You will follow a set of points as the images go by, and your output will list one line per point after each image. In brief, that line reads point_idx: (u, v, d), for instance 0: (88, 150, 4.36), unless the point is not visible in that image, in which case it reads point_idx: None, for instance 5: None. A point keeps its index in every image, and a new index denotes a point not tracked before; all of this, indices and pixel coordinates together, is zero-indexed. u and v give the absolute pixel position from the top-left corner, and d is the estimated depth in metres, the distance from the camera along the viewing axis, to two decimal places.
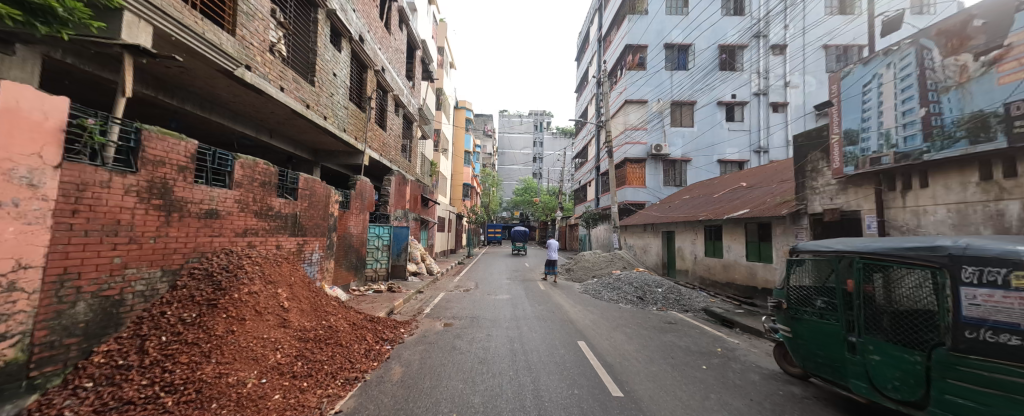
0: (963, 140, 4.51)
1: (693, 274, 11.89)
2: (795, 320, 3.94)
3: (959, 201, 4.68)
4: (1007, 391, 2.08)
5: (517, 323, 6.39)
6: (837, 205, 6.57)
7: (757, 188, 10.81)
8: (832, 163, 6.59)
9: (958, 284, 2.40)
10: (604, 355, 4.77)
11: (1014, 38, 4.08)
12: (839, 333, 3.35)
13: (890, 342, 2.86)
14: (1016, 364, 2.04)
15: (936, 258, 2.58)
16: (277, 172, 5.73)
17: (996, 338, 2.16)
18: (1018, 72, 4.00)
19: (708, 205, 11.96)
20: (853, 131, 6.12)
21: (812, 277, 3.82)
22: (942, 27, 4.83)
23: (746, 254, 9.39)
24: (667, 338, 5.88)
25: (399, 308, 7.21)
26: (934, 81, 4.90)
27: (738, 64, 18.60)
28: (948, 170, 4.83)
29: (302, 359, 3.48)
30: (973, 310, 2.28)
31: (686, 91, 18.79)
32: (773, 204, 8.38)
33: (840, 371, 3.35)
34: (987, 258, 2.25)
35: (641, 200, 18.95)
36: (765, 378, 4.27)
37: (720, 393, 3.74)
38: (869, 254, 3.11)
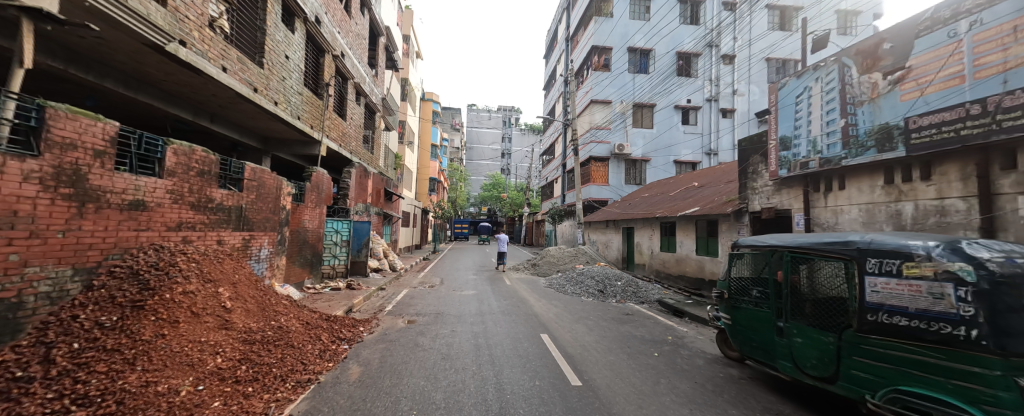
0: (872, 148, 5.18)
1: (650, 267, 12.60)
2: (734, 308, 4.33)
3: (869, 201, 5.36)
4: (900, 366, 2.48)
5: (482, 318, 6.41)
6: (773, 204, 7.26)
7: (707, 188, 11.65)
8: (769, 167, 7.27)
9: (864, 273, 2.78)
10: (566, 346, 4.94)
11: (914, 61, 4.73)
12: (769, 319, 3.75)
13: (809, 326, 3.24)
14: (907, 342, 2.45)
15: (847, 251, 2.97)
16: (218, 160, 5.23)
17: (891, 320, 2.57)
18: (915, 91, 4.67)
19: (664, 203, 12.70)
20: (787, 138, 6.79)
21: (750, 269, 4.22)
22: (859, 48, 5.48)
23: (696, 249, 10.11)
24: (623, 329, 6.20)
25: (359, 306, 6.92)
26: (851, 95, 5.56)
27: (693, 71, 19.83)
28: (860, 175, 5.52)
29: (247, 363, 3.23)
30: (874, 296, 2.69)
31: (646, 94, 19.78)
32: (720, 203, 9.08)
33: (770, 353, 3.74)
34: (886, 251, 2.64)
35: (604, 197, 19.70)
36: (708, 362, 4.65)
37: (669, 378, 4.02)
38: (795, 247, 3.50)
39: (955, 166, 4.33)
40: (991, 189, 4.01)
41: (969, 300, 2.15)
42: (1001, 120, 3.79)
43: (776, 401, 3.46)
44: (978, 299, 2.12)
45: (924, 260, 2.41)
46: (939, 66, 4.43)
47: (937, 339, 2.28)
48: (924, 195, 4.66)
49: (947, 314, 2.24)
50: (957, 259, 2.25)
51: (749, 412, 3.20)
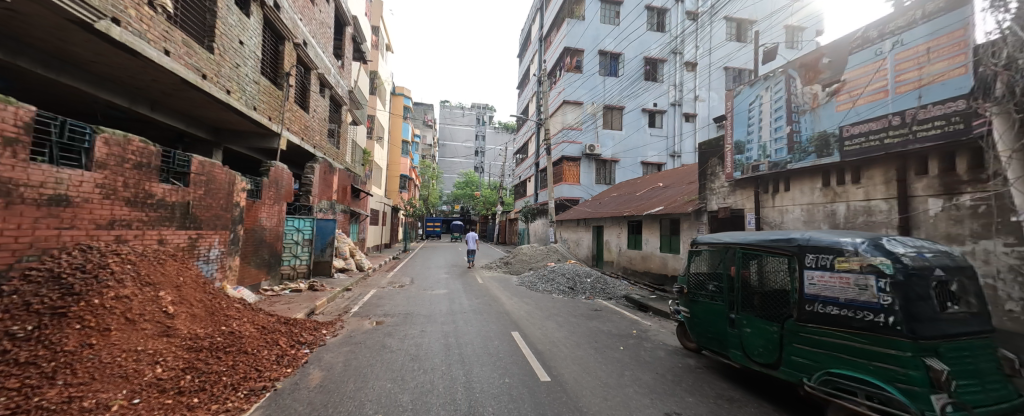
0: (813, 154, 5.69)
1: (618, 264, 13.06)
2: (692, 302, 4.59)
3: (809, 202, 5.88)
4: (832, 351, 2.78)
5: (453, 317, 6.33)
6: (729, 203, 7.76)
7: (671, 188, 12.24)
8: (725, 169, 7.76)
9: (803, 267, 3.08)
10: (535, 343, 5.00)
11: (848, 76, 5.24)
12: (723, 311, 4.02)
13: (757, 316, 3.52)
14: (839, 329, 2.75)
15: (789, 247, 3.25)
16: (159, 152, 4.78)
17: (825, 309, 2.87)
18: (848, 102, 5.17)
19: (631, 202, 13.19)
20: (741, 142, 7.27)
21: (706, 264, 4.49)
22: (802, 61, 5.98)
23: (660, 246, 10.60)
24: (592, 324, 6.38)
25: (322, 308, 6.61)
26: (795, 105, 6.06)
27: (659, 76, 20.73)
28: (802, 178, 6.04)
29: (193, 371, 2.98)
30: (811, 288, 3.00)
31: (616, 96, 20.43)
32: (682, 202, 9.57)
33: (722, 343, 4.01)
34: (822, 247, 2.95)
35: (575, 196, 20.14)
36: (669, 354, 4.90)
37: (633, 370, 4.20)
38: (745, 244, 3.77)
39: (879, 171, 4.86)
40: (907, 192, 4.53)
41: (887, 290, 2.47)
42: (918, 132, 4.29)
43: (727, 387, 3.72)
44: (895, 289, 2.45)
45: (852, 255, 2.72)
46: (868, 81, 4.95)
47: (863, 325, 2.59)
48: (854, 196, 5.18)
49: (870, 302, 2.56)
50: (879, 254, 2.58)
51: (704, 399, 3.41)
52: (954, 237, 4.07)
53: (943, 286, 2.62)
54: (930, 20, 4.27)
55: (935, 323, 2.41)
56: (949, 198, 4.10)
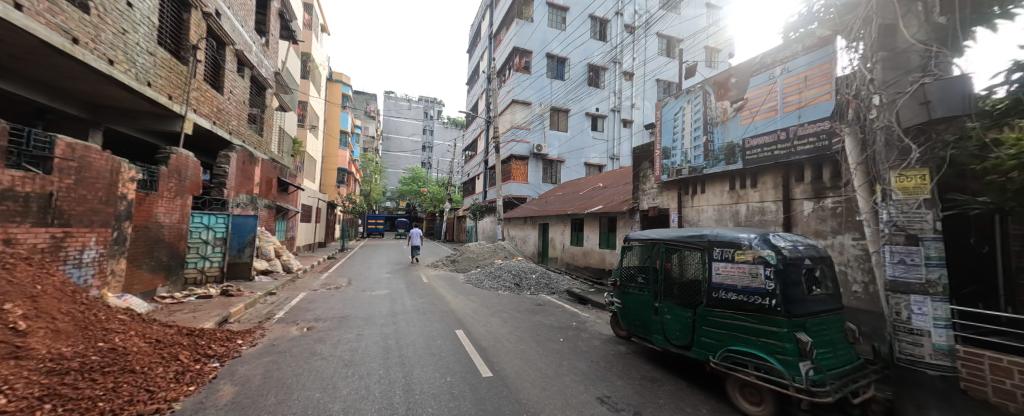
0: (723, 161, 6.54)
1: (561, 260, 13.65)
2: (623, 293, 4.97)
3: (719, 203, 6.74)
4: (731, 331, 3.28)
5: (394, 318, 6.06)
6: (657, 203, 8.56)
7: (609, 189, 13.10)
8: (655, 172, 8.52)
9: (712, 259, 3.52)
10: (479, 340, 5.01)
11: (750, 95, 6.10)
12: (648, 300, 4.41)
13: (675, 304, 3.95)
14: (735, 311, 3.25)
15: (702, 242, 3.68)
16: (7, 131, 3.82)
17: (726, 295, 3.34)
18: (749, 118, 6.03)
19: (574, 201, 13.86)
20: (667, 148, 8.05)
21: (636, 258, 4.86)
22: (715, 79, 6.80)
23: (599, 242, 11.31)
24: (534, 319, 6.58)
25: (239, 315, 5.87)
26: (710, 117, 6.88)
27: (601, 82, 22.01)
28: (714, 182, 6.90)
29: (55, 399, 2.44)
30: (717, 277, 3.45)
31: (561, 99, 21.23)
32: (619, 202, 10.30)
33: (647, 329, 4.42)
34: (727, 242, 3.40)
35: (523, 194, 20.54)
36: (603, 342, 5.26)
37: (570, 359, 4.43)
38: (667, 240, 4.16)
39: (771, 178, 5.75)
40: (790, 196, 5.44)
41: (771, 277, 2.99)
42: (801, 145, 5.16)
43: (651, 369, 4.11)
44: (776, 276, 2.97)
45: (748, 249, 3.21)
46: (764, 101, 5.82)
47: (754, 307, 3.09)
48: (753, 199, 6.06)
49: (759, 288, 3.06)
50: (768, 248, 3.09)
51: (631, 381, 3.73)
52: (821, 232, 4.99)
53: (809, 273, 3.22)
54: (811, 52, 5.20)
55: (802, 303, 2.99)
56: (818, 201, 5.02)
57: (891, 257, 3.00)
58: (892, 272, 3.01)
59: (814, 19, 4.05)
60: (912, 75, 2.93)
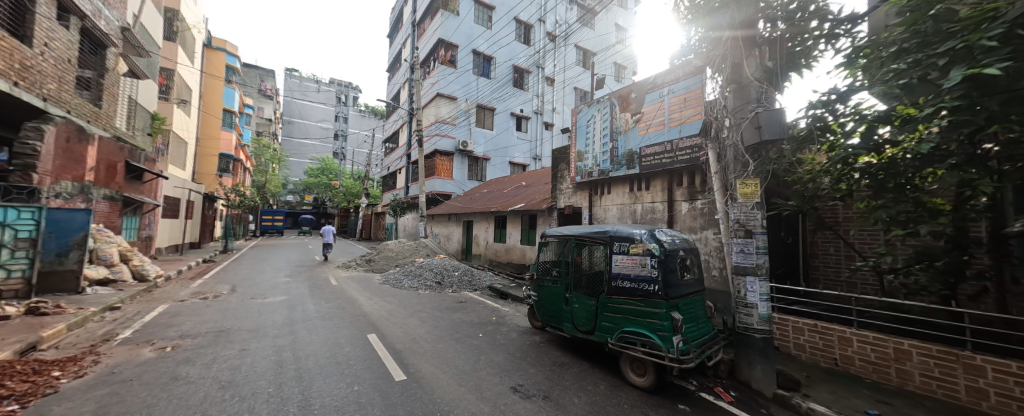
0: (625, 166, 7.41)
1: (485, 257, 13.80)
2: (538, 286, 5.13)
3: (621, 203, 7.61)
4: (624, 314, 3.75)
5: (292, 327, 5.34)
6: (572, 202, 9.25)
7: (531, 188, 13.67)
8: (570, 174, 9.19)
9: (613, 252, 3.95)
10: (394, 343, 4.74)
11: (645, 109, 7.04)
12: (558, 292, 4.71)
13: (581, 294, 4.33)
14: (628, 297, 3.73)
15: (606, 237, 4.10)
16: None
17: (622, 283, 3.81)
18: (645, 129, 6.97)
19: (498, 199, 14.13)
20: (581, 152, 8.76)
21: (548, 253, 5.09)
22: (620, 93, 7.67)
23: (520, 239, 11.74)
24: (454, 316, 6.51)
25: (59, 339, 4.46)
26: (615, 127, 7.71)
27: (525, 84, 22.81)
28: (618, 184, 7.76)
29: None
30: (616, 268, 3.89)
31: (486, 97, 21.36)
32: (539, 200, 10.82)
33: (557, 318, 4.73)
34: (625, 237, 3.86)
35: (447, 190, 20.07)
36: (520, 334, 5.49)
37: (488, 353, 4.51)
38: (578, 236, 4.48)
39: (660, 182, 6.74)
40: (674, 197, 6.44)
41: (656, 266, 3.54)
42: (683, 155, 6.16)
43: (561, 355, 4.44)
44: (659, 265, 3.53)
45: (640, 243, 3.72)
46: (656, 116, 6.78)
47: (642, 293, 3.60)
48: (647, 199, 7.01)
49: (646, 276, 3.58)
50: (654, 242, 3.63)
51: (543, 368, 3.98)
52: (695, 228, 6.03)
53: (683, 262, 3.89)
54: (690, 79, 6.26)
55: (677, 287, 3.60)
56: (692, 202, 6.07)
57: (736, 247, 3.76)
58: (737, 260, 3.74)
59: (690, 52, 4.86)
60: (752, 105, 3.76)
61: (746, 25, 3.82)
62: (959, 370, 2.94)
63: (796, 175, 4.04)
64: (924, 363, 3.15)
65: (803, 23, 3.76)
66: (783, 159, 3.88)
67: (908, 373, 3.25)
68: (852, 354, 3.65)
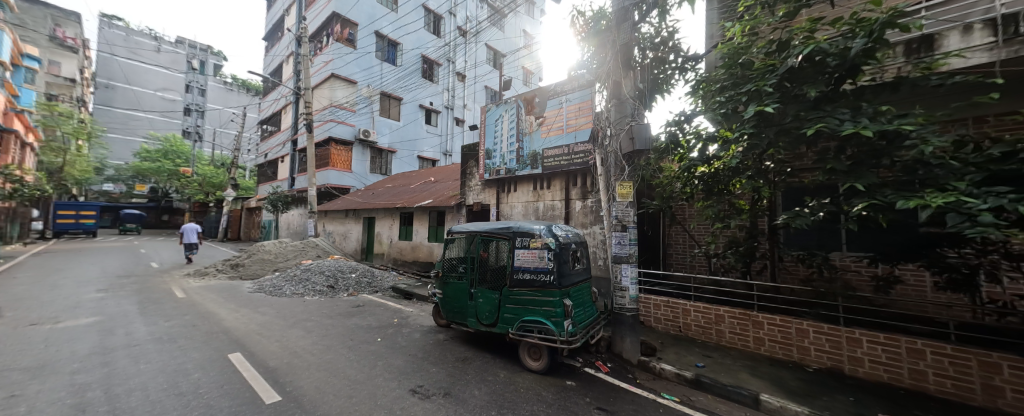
0: (529, 166, 7.87)
1: (388, 256, 12.90)
2: (443, 283, 4.98)
3: (526, 201, 8.06)
4: (524, 305, 3.97)
5: (106, 357, 4.01)
6: (480, 199, 9.34)
7: (439, 184, 13.33)
8: (478, 171, 9.28)
9: (516, 247, 4.13)
10: (267, 360, 4.02)
11: (547, 114, 7.59)
12: (463, 288, 4.67)
13: (486, 289, 4.40)
14: (527, 289, 3.97)
15: (510, 233, 4.26)
16: None
17: (523, 276, 4.02)
18: (546, 133, 7.54)
19: (404, 194, 13.36)
20: (489, 150, 8.93)
21: (453, 250, 4.94)
22: (525, 96, 8.08)
23: (427, 236, 11.34)
24: (349, 322, 5.89)
25: None
26: (521, 128, 8.11)
27: (435, 77, 22.05)
28: (523, 182, 8.18)
29: None
30: (518, 262, 4.08)
31: (392, 84, 19.88)
32: (447, 197, 10.59)
33: (461, 314, 4.70)
34: (528, 232, 4.09)
35: (345, 184, 17.97)
36: (423, 334, 5.30)
37: (385, 357, 4.21)
38: (483, 231, 4.50)
39: (559, 182, 7.38)
40: (570, 196, 7.15)
41: (551, 259, 3.86)
42: (578, 159, 6.90)
43: (464, 350, 4.47)
44: (554, 258, 3.87)
45: (539, 237, 4.00)
46: (555, 121, 7.40)
47: (540, 284, 3.88)
48: (547, 198, 7.59)
49: (543, 268, 3.88)
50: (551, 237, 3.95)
51: (445, 366, 3.92)
52: (586, 223, 6.81)
53: (574, 254, 4.34)
54: (583, 90, 6.99)
55: (569, 276, 4.00)
56: (585, 201, 6.85)
57: (615, 240, 4.37)
58: (615, 250, 4.35)
59: (583, 68, 5.41)
60: (627, 119, 4.45)
61: (624, 50, 4.48)
62: (750, 325, 4.09)
63: (658, 179, 4.92)
64: (732, 323, 4.26)
65: (664, 54, 4.58)
66: (650, 165, 4.69)
67: (722, 332, 4.34)
68: (688, 321, 4.67)
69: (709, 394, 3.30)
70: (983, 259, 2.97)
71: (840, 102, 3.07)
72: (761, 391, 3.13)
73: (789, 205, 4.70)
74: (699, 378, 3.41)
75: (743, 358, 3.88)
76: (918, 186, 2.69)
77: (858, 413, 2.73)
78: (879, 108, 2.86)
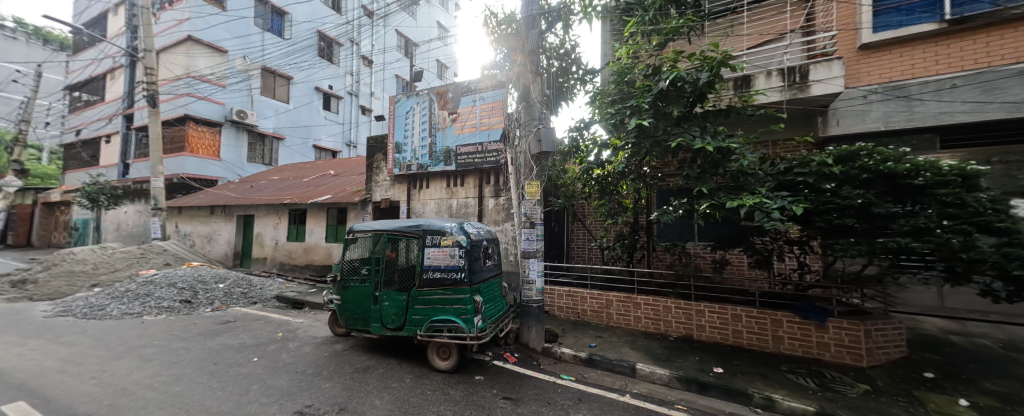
0: (442, 162, 7.66)
1: (272, 261, 11.00)
2: (341, 288, 4.46)
3: (439, 198, 7.84)
4: (434, 305, 3.85)
5: None
6: (389, 196, 8.67)
7: (340, 178, 11.95)
8: (386, 165, 8.62)
9: (426, 245, 3.95)
10: (75, 406, 2.98)
11: (460, 110, 7.50)
12: (366, 291, 4.26)
13: (393, 290, 4.10)
14: (437, 288, 3.85)
15: (419, 231, 4.04)
16: None
17: (433, 275, 3.88)
18: (459, 129, 7.46)
19: (295, 188, 11.56)
20: (399, 143, 8.37)
21: (354, 250, 4.43)
22: (438, 90, 7.83)
23: (324, 236, 10.04)
24: (213, 343, 4.80)
25: None
26: (434, 123, 7.85)
27: (335, 57, 19.63)
28: (436, 179, 7.93)
29: None
30: (428, 261, 3.91)
31: (278, 60, 16.92)
32: (349, 192, 9.55)
33: (364, 320, 4.30)
34: (438, 230, 3.96)
35: (210, 174, 14.58)
36: (316, 347, 4.66)
37: (263, 379, 3.56)
38: (390, 230, 4.16)
39: (472, 179, 7.40)
40: (483, 193, 7.25)
41: (462, 256, 3.83)
42: (490, 157, 7.03)
43: (366, 359, 4.10)
44: (465, 255, 3.85)
45: (451, 235, 3.92)
46: (469, 118, 7.38)
47: (451, 282, 3.81)
48: (461, 195, 7.53)
49: (454, 265, 3.82)
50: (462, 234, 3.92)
51: (342, 379, 3.53)
52: (498, 221, 7.01)
53: (485, 250, 4.40)
54: (496, 90, 7.11)
55: (479, 273, 4.05)
56: (497, 198, 7.03)
57: (524, 236, 4.59)
58: (524, 246, 4.57)
59: (496, 68, 5.48)
60: (535, 122, 4.70)
61: (531, 57, 4.70)
62: (632, 306, 4.80)
63: (563, 180, 5.36)
64: (618, 306, 4.91)
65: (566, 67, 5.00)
66: (555, 166, 5.07)
67: (611, 314, 4.98)
68: (585, 307, 5.23)
69: (599, 369, 3.76)
70: (775, 245, 4.10)
71: (693, 122, 3.85)
72: (637, 361, 3.70)
73: (661, 204, 5.67)
74: (592, 357, 3.85)
75: (626, 335, 4.54)
76: (739, 191, 3.54)
77: (700, 369, 3.46)
78: (717, 129, 3.67)
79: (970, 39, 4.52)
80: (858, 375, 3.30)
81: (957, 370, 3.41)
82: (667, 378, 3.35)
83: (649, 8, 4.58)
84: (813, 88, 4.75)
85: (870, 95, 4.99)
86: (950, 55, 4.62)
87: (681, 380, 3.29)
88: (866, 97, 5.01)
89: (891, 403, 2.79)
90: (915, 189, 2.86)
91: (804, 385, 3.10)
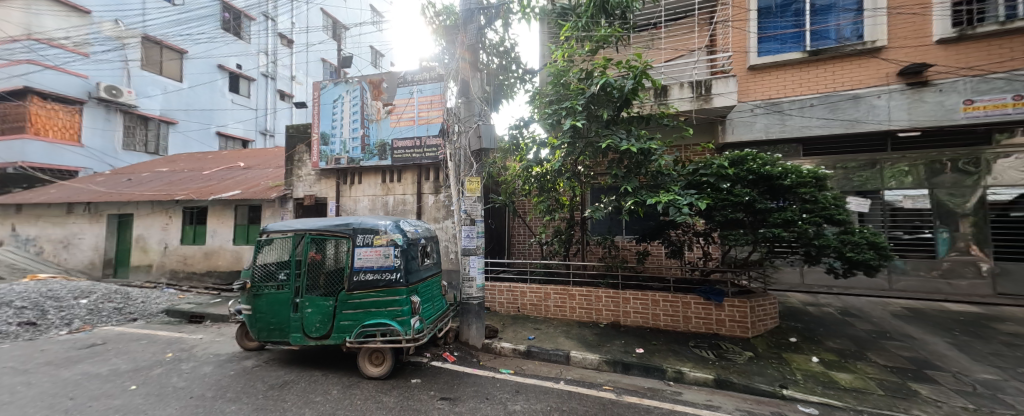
0: (376, 156, 7.17)
1: (159, 269, 9.20)
2: (253, 297, 3.91)
3: (373, 194, 7.33)
4: (366, 309, 3.58)
5: None
6: (313, 192, 7.83)
7: (252, 171, 10.46)
8: (311, 157, 7.79)
9: (356, 245, 3.64)
10: None
11: (396, 102, 7.08)
12: (285, 298, 3.79)
13: (317, 296, 3.71)
14: (370, 290, 3.59)
15: (347, 230, 3.71)
16: None
17: (365, 276, 3.60)
18: (396, 122, 7.06)
19: (191, 182, 9.80)
20: (326, 134, 7.61)
21: (270, 254, 3.90)
22: (371, 78, 7.28)
23: (231, 238, 8.70)
24: (71, 372, 3.83)
25: None
26: (366, 113, 7.29)
27: (244, 33, 17.07)
28: (370, 174, 7.40)
29: None
30: (359, 262, 3.61)
31: (165, 29, 14.12)
32: (263, 187, 8.40)
33: (283, 330, 3.82)
34: (371, 228, 3.68)
35: (68, 164, 11.71)
36: (219, 365, 4.02)
37: (145, 410, 2.95)
38: (313, 230, 3.76)
39: (410, 175, 7.06)
40: (422, 190, 6.97)
41: (398, 256, 3.63)
42: (429, 152, 6.79)
43: (284, 374, 3.66)
44: (401, 255, 3.65)
45: (384, 233, 3.69)
46: (406, 110, 7.02)
47: (384, 283, 3.58)
48: (398, 191, 7.14)
49: (388, 265, 3.60)
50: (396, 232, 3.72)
51: (252, 399, 3.10)
52: (438, 218, 6.82)
53: (423, 248, 4.22)
54: (435, 83, 6.86)
55: (416, 272, 3.87)
56: (437, 195, 6.82)
57: (464, 233, 4.51)
58: (464, 243, 4.49)
59: (435, 61, 5.28)
60: (474, 118, 4.63)
61: (471, 53, 4.62)
62: (567, 297, 5.06)
63: (503, 177, 5.42)
64: (556, 298, 5.14)
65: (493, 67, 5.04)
66: (496, 163, 5.10)
67: (548, 306, 5.19)
68: (525, 301, 5.36)
69: (536, 360, 3.90)
70: (686, 236, 4.67)
71: (620, 125, 4.18)
72: (571, 349, 3.92)
73: (593, 201, 6.09)
74: (530, 349, 3.97)
75: (562, 325, 4.78)
76: (658, 188, 3.96)
77: (625, 350, 3.81)
78: (640, 132, 4.05)
79: (822, 67, 5.66)
80: (745, 344, 3.94)
81: (811, 333, 4.27)
82: (597, 362, 3.61)
83: (582, 14, 4.82)
84: (715, 100, 5.48)
85: (755, 109, 5.95)
86: (810, 79, 5.71)
87: (609, 363, 3.56)
88: (753, 111, 5.96)
89: (767, 365, 3.38)
90: (786, 188, 3.50)
91: (705, 357, 3.59)
